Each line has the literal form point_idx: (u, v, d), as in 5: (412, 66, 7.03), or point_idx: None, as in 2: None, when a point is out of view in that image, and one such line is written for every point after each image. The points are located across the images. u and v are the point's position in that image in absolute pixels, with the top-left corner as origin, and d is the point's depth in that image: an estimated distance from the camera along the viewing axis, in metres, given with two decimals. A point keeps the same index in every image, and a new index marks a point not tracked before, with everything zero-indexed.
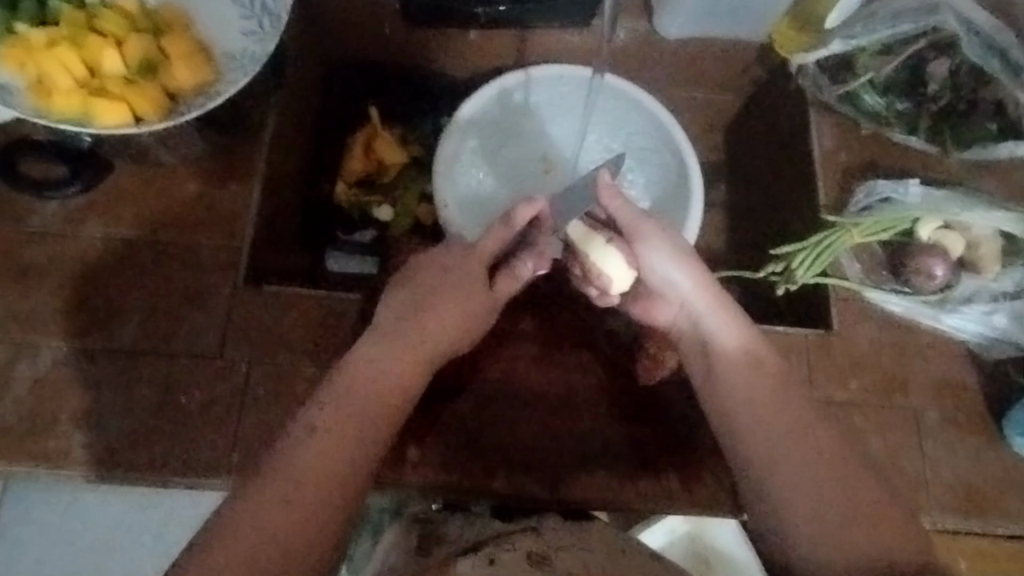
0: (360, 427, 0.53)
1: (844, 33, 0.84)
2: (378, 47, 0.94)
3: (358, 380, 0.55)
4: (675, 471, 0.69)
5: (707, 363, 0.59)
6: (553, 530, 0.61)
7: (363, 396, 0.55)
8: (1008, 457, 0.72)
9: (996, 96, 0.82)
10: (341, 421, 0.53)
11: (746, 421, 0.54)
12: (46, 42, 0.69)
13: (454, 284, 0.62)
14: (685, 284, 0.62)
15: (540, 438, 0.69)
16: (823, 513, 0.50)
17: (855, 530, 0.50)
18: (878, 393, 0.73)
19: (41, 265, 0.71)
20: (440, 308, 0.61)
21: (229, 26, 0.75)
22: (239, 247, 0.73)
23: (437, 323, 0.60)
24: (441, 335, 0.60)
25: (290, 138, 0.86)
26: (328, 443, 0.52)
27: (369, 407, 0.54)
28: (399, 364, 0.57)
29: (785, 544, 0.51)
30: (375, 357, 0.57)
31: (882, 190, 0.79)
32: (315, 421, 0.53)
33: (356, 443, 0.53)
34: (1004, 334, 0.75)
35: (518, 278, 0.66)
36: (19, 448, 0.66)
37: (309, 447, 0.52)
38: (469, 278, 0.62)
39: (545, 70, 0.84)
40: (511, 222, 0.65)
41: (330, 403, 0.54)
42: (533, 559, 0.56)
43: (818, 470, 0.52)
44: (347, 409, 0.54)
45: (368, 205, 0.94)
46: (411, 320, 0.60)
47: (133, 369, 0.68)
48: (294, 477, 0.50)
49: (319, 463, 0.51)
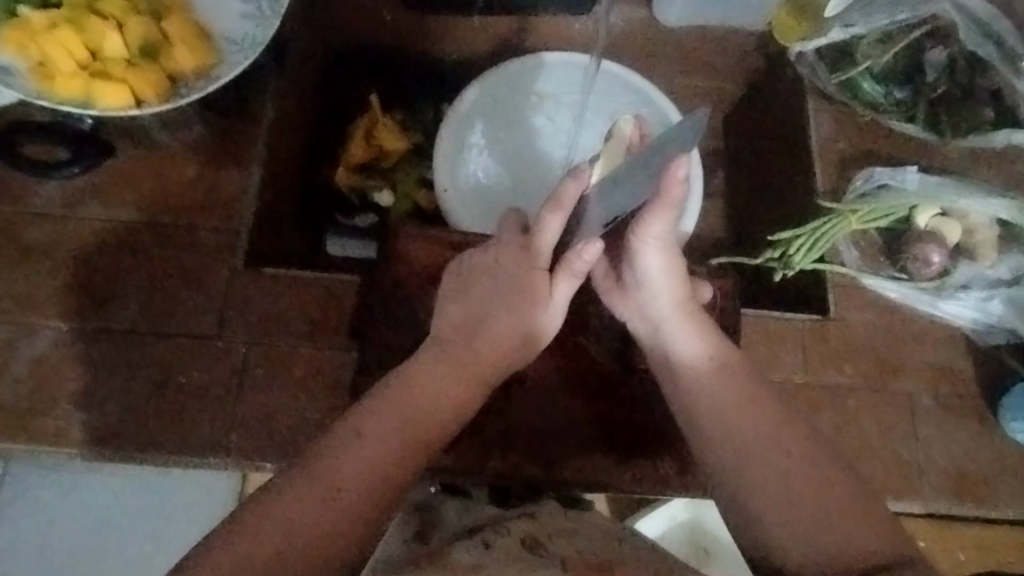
0: (406, 441, 0.53)
1: (843, 21, 0.85)
2: (378, 32, 0.95)
3: (409, 397, 0.55)
4: (669, 454, 0.70)
5: (674, 369, 0.59)
6: (549, 516, 0.62)
7: (416, 411, 0.55)
8: (1003, 443, 0.72)
9: (992, 83, 0.82)
10: (391, 429, 0.53)
11: (717, 427, 0.54)
12: (48, 24, 0.69)
13: (509, 300, 0.60)
14: (660, 286, 0.61)
15: (535, 417, 0.70)
16: (797, 512, 0.50)
17: (836, 528, 0.49)
18: (874, 378, 0.73)
19: (41, 246, 0.71)
20: (496, 325, 0.59)
21: (228, 10, 0.76)
22: (238, 229, 0.74)
23: (493, 343, 0.59)
24: (494, 355, 0.59)
25: (290, 123, 0.86)
26: (374, 448, 0.52)
27: (420, 417, 0.54)
28: (459, 382, 0.57)
29: (761, 539, 0.50)
30: (431, 374, 0.57)
31: (879, 177, 0.79)
32: (362, 426, 0.53)
33: (402, 455, 0.53)
34: (1001, 321, 0.75)
35: (575, 274, 0.59)
36: (18, 427, 0.66)
37: (353, 451, 0.51)
38: (530, 287, 0.60)
39: (553, 56, 0.86)
40: (562, 204, 0.59)
41: (384, 408, 0.54)
42: (526, 543, 0.56)
43: (789, 469, 0.51)
44: (398, 424, 0.54)
45: (368, 189, 0.94)
46: (468, 341, 0.59)
47: (132, 349, 0.69)
48: (336, 482, 0.50)
49: (364, 472, 0.51)
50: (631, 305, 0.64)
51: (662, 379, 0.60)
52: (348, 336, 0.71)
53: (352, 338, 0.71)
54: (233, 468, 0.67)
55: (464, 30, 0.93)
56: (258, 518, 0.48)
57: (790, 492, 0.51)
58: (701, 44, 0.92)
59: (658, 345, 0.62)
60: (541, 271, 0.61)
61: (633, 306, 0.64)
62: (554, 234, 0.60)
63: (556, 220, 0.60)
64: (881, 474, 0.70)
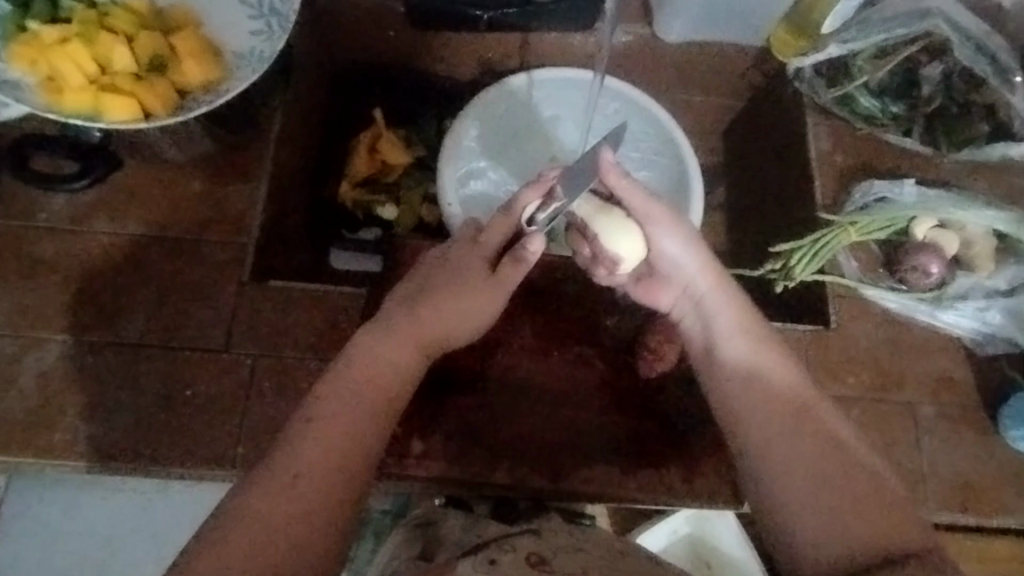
0: (367, 420, 0.52)
1: (840, 36, 0.85)
2: (381, 49, 0.96)
3: (364, 372, 0.54)
4: (676, 464, 0.69)
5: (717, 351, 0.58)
6: (552, 533, 0.62)
7: (370, 389, 0.54)
8: (1004, 452, 0.73)
9: (987, 99, 0.83)
10: (341, 411, 0.52)
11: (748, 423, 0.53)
12: (58, 39, 0.69)
13: (454, 276, 0.60)
14: (688, 264, 0.62)
15: (540, 429, 0.70)
16: (819, 500, 0.49)
17: (856, 523, 0.48)
18: (876, 388, 0.74)
19: (49, 259, 0.72)
20: (443, 300, 0.59)
21: (237, 25, 0.76)
22: (246, 242, 0.74)
23: (438, 314, 0.58)
24: (439, 325, 0.59)
25: (296, 139, 0.87)
26: (328, 435, 0.50)
27: (372, 391, 0.53)
28: (405, 352, 0.56)
29: (784, 538, 0.50)
30: (381, 349, 0.56)
31: (878, 190, 0.81)
32: (315, 411, 0.52)
33: (361, 432, 0.52)
34: (999, 331, 0.76)
35: (524, 262, 0.62)
36: (24, 442, 0.66)
37: (309, 435, 0.50)
38: (476, 270, 0.61)
39: (548, 71, 0.87)
40: (512, 208, 0.63)
41: (337, 390, 0.53)
42: (532, 561, 0.56)
43: (812, 462, 0.50)
44: (351, 402, 0.52)
45: (372, 204, 0.95)
46: (416, 312, 0.58)
47: (139, 362, 0.69)
48: (293, 470, 0.49)
49: (321, 455, 0.50)
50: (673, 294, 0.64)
51: (697, 354, 0.60)
52: None
53: None
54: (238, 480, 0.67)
55: (467, 47, 0.94)
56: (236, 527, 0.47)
57: (813, 488, 0.49)
58: (702, 61, 0.93)
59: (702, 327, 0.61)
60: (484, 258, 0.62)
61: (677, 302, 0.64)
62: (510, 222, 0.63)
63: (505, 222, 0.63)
64: None
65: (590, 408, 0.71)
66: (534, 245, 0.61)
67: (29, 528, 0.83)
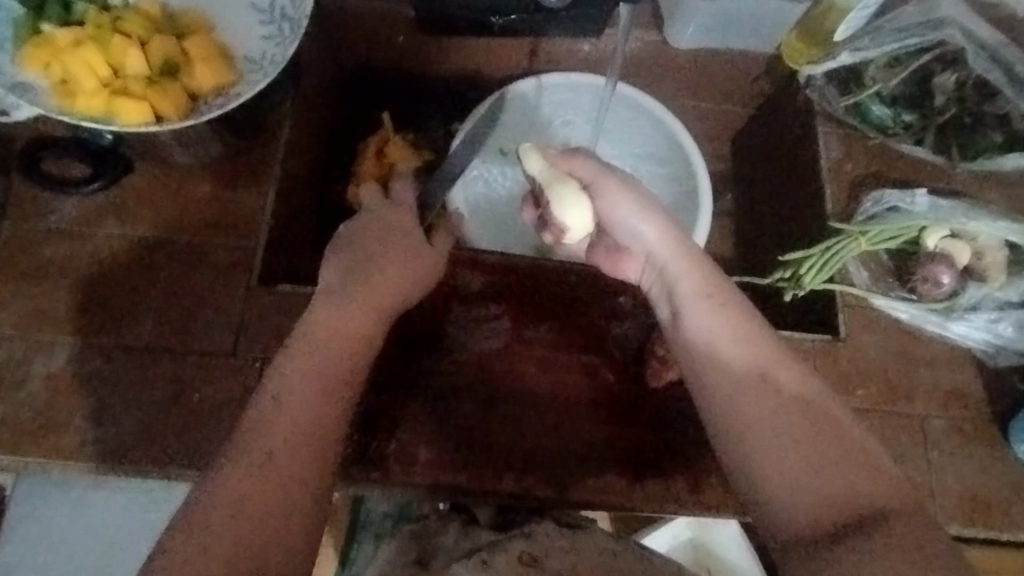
0: (327, 386, 0.54)
1: (852, 44, 0.86)
2: (390, 54, 0.96)
3: (317, 343, 0.55)
4: (683, 475, 0.69)
5: (690, 347, 0.57)
6: (545, 535, 0.61)
7: (320, 353, 0.55)
8: (1013, 466, 0.72)
9: (1001, 109, 0.83)
10: (303, 391, 0.53)
11: (727, 404, 0.54)
12: (73, 42, 0.70)
13: (398, 246, 0.62)
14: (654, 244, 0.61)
15: (547, 439, 0.70)
16: (785, 471, 0.51)
17: (829, 488, 0.50)
18: (885, 400, 0.74)
19: (58, 262, 0.72)
20: (385, 270, 0.61)
21: (249, 29, 0.76)
22: (254, 246, 0.74)
23: (386, 279, 0.60)
24: (390, 288, 0.60)
25: (305, 144, 0.87)
26: (290, 412, 0.52)
27: (329, 363, 0.55)
28: (352, 324, 0.57)
29: (768, 521, 0.51)
30: (331, 317, 0.57)
31: (889, 200, 0.80)
32: (278, 391, 0.53)
33: (320, 404, 0.53)
34: (1010, 344, 0.76)
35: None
36: (31, 443, 0.66)
37: (274, 417, 0.52)
38: (414, 240, 0.64)
39: (559, 76, 0.86)
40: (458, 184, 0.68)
41: (298, 366, 0.54)
42: (523, 560, 0.57)
43: (787, 439, 0.51)
44: (309, 377, 0.54)
45: (381, 208, 0.93)
46: (360, 278, 0.60)
47: (147, 365, 0.69)
48: (265, 446, 0.50)
49: (286, 430, 0.51)
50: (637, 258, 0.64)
51: (665, 326, 0.60)
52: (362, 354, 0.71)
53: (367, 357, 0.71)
54: None
55: (476, 52, 0.94)
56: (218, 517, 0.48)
57: (787, 464, 0.51)
58: (712, 68, 0.93)
59: (674, 321, 0.59)
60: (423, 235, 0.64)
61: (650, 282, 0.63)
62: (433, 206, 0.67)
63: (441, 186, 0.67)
64: None
65: (596, 419, 0.71)
66: None
67: (35, 530, 0.84)
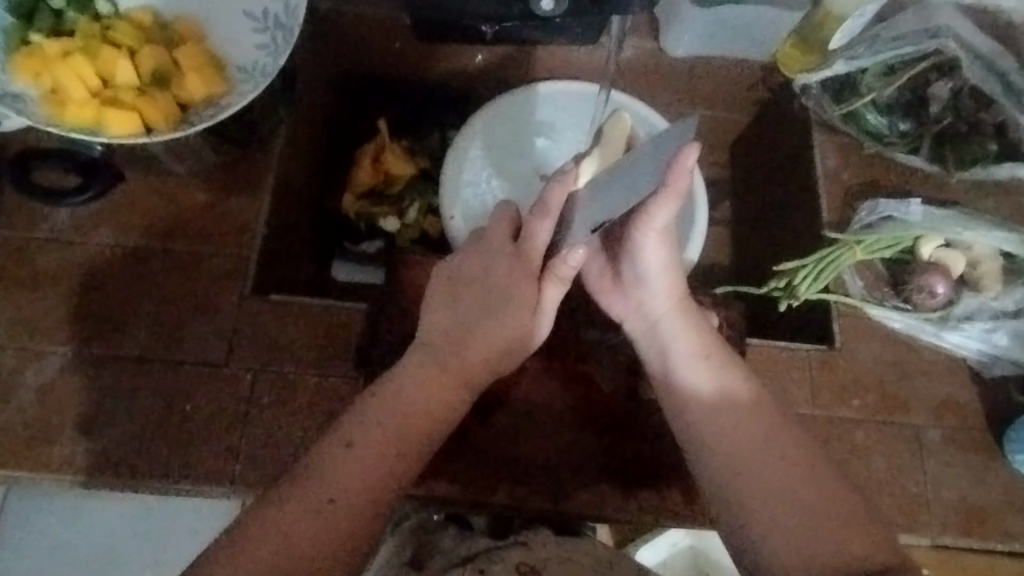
0: (402, 447, 0.54)
1: (846, 53, 0.84)
2: (386, 60, 0.95)
3: (398, 402, 0.56)
4: (677, 486, 0.69)
5: (680, 394, 0.59)
6: (542, 543, 0.61)
7: (405, 414, 0.55)
8: (1008, 476, 0.72)
9: (997, 117, 0.82)
10: (378, 444, 0.54)
11: (722, 443, 0.55)
12: (62, 52, 0.69)
13: (499, 300, 0.60)
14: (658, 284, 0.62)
15: (543, 449, 0.70)
16: (787, 514, 0.51)
17: (823, 527, 0.50)
18: (881, 410, 0.73)
19: (50, 271, 0.72)
20: (489, 328, 0.59)
21: (241, 38, 0.76)
22: (248, 256, 0.74)
23: (485, 344, 0.59)
24: (484, 360, 0.59)
25: (299, 152, 0.86)
26: (362, 463, 0.53)
27: (410, 423, 0.55)
28: (441, 387, 0.57)
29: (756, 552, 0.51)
30: (420, 381, 0.57)
31: (884, 209, 0.79)
32: (353, 436, 0.54)
33: (395, 462, 0.54)
34: (1006, 353, 0.75)
35: (562, 279, 0.62)
36: (23, 454, 0.66)
37: (343, 463, 0.53)
38: (524, 295, 0.61)
39: (554, 84, 0.87)
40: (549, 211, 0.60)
41: (371, 418, 0.55)
42: (522, 570, 0.57)
43: (783, 475, 0.52)
44: (387, 435, 0.54)
45: (374, 216, 0.95)
46: (462, 343, 0.59)
47: (139, 376, 0.69)
48: (328, 492, 0.51)
49: (350, 483, 0.52)
50: (626, 304, 0.66)
51: (655, 377, 0.62)
52: (357, 365, 0.71)
53: (361, 367, 0.70)
54: (237, 497, 0.67)
55: (472, 58, 0.93)
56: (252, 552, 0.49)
57: (781, 498, 0.52)
58: (710, 76, 0.93)
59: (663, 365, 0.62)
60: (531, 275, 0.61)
61: (632, 305, 0.65)
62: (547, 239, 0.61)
63: (545, 226, 0.61)
64: (888, 507, 0.70)
65: (590, 430, 0.71)
66: (571, 262, 0.61)
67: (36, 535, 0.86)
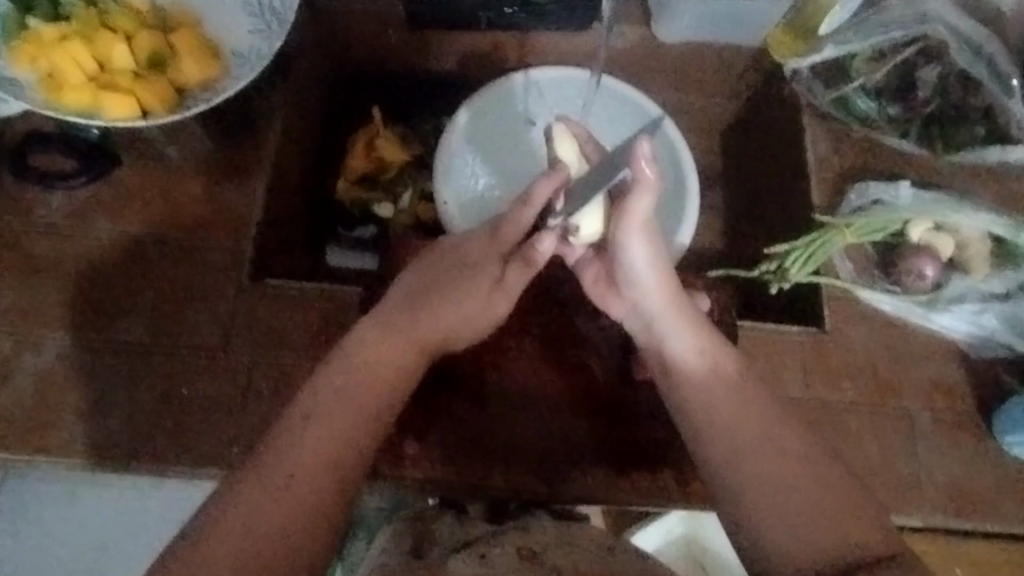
0: (365, 428, 0.54)
1: (835, 39, 0.85)
2: (380, 49, 0.96)
3: (361, 382, 0.55)
4: (670, 469, 0.69)
5: (674, 380, 0.60)
6: (541, 530, 0.62)
7: (366, 393, 0.55)
8: (998, 457, 0.73)
9: (985, 101, 0.83)
10: (342, 421, 0.53)
11: (723, 430, 0.54)
12: (58, 37, 0.70)
13: (454, 280, 0.61)
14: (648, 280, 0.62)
15: (536, 431, 0.70)
16: (787, 499, 0.51)
17: (827, 516, 0.50)
18: (873, 393, 0.74)
19: (46, 258, 0.72)
20: (444, 307, 0.60)
21: (235, 23, 0.76)
22: (242, 242, 0.74)
23: (437, 320, 0.59)
24: (437, 332, 0.60)
25: (294, 140, 0.87)
26: (322, 434, 0.52)
27: (373, 404, 0.55)
28: (406, 358, 0.58)
29: (751, 533, 0.51)
30: (382, 359, 0.57)
31: (874, 193, 0.80)
32: (309, 410, 0.54)
33: (362, 443, 0.53)
34: (993, 335, 0.76)
35: (532, 264, 0.62)
36: (20, 438, 0.67)
37: (303, 437, 0.52)
38: (476, 274, 0.61)
39: (546, 71, 0.87)
40: (532, 201, 0.61)
41: (348, 400, 0.54)
42: (522, 554, 0.58)
43: (783, 465, 0.52)
44: (351, 412, 0.54)
45: (369, 202, 0.95)
46: (414, 317, 0.59)
47: (133, 361, 0.69)
48: (287, 470, 0.51)
49: (313, 456, 0.51)
50: (626, 304, 0.66)
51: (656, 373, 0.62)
52: None
53: None
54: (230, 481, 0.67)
55: (465, 46, 0.94)
56: (242, 527, 0.49)
57: (783, 487, 0.51)
58: (701, 62, 0.94)
59: (662, 361, 0.62)
60: (499, 255, 0.62)
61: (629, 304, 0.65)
62: (533, 212, 0.61)
63: (525, 214, 0.61)
64: (879, 488, 0.71)
65: (583, 413, 0.71)
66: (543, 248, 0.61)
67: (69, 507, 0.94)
